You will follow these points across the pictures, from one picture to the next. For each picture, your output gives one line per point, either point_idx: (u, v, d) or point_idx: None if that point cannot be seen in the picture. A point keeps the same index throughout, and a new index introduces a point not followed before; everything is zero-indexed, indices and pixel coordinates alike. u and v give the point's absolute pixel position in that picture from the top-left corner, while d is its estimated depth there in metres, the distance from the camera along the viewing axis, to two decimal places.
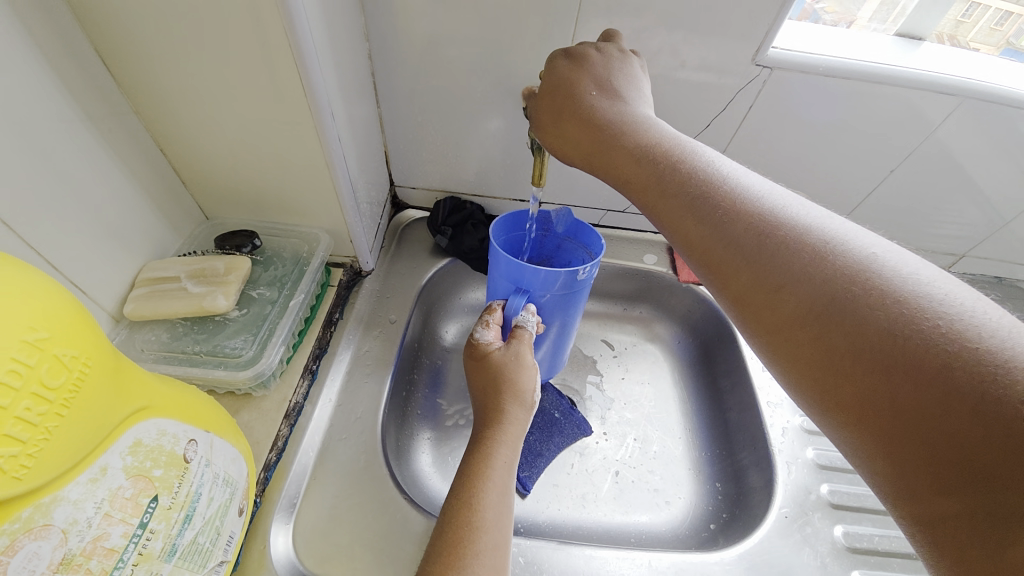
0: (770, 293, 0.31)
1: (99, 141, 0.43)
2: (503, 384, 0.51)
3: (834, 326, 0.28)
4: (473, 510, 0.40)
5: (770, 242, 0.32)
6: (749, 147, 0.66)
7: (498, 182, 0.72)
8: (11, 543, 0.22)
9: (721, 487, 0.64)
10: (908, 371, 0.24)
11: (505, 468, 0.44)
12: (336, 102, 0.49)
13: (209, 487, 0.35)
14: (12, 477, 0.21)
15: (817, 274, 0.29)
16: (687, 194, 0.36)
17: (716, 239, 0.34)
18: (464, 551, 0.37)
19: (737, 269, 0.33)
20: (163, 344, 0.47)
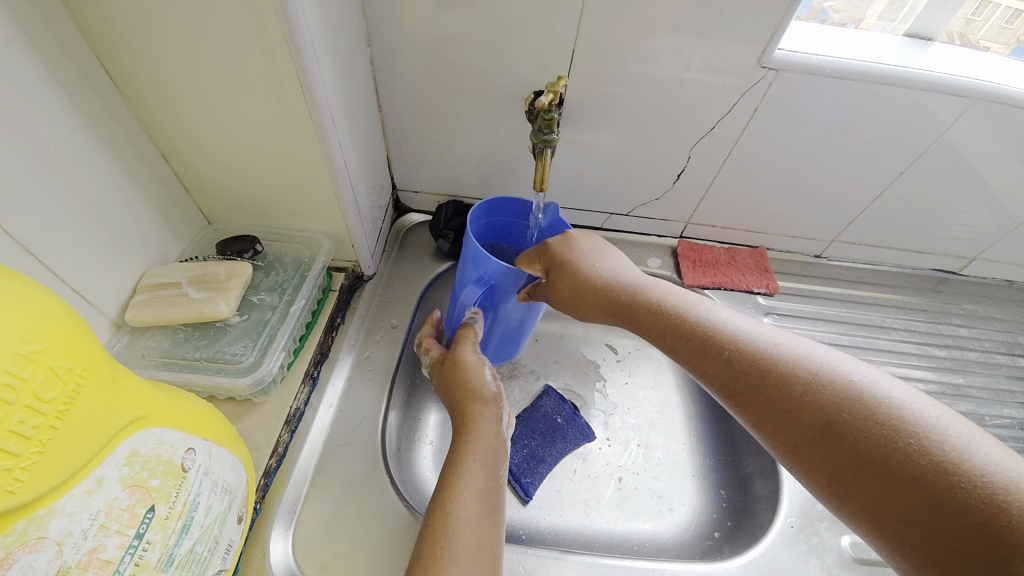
0: (752, 392, 0.39)
1: (101, 148, 0.44)
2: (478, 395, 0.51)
3: (814, 427, 0.35)
4: (447, 511, 0.41)
5: (771, 368, 0.39)
6: (755, 150, 0.65)
7: (501, 184, 0.72)
8: (6, 556, 0.22)
9: (726, 494, 0.63)
10: (862, 449, 0.33)
11: (478, 466, 0.44)
12: (337, 107, 0.49)
13: (208, 495, 0.35)
14: (6, 490, 0.21)
15: (815, 399, 0.36)
16: (696, 328, 0.44)
17: (708, 353, 0.43)
18: (442, 550, 0.38)
19: (752, 394, 0.39)
20: (164, 351, 0.47)
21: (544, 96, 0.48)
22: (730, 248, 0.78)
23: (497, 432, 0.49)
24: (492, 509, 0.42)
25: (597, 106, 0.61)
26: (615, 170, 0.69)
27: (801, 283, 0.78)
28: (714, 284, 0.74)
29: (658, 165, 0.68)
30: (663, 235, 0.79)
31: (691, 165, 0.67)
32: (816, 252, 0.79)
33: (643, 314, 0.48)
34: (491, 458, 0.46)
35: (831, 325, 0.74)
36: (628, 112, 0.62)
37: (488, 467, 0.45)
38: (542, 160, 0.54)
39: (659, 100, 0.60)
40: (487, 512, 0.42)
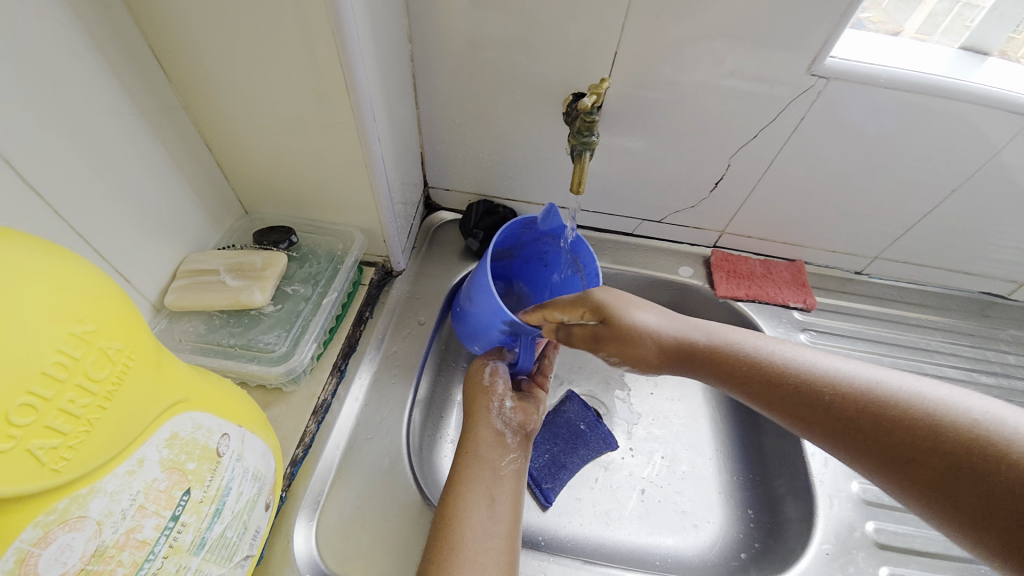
0: (819, 414, 0.40)
1: (150, 135, 0.45)
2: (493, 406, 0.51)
3: (945, 473, 0.34)
4: (450, 506, 0.43)
5: (878, 414, 0.38)
6: (796, 161, 0.63)
7: (533, 186, 0.71)
8: (46, 534, 0.22)
9: (753, 514, 0.61)
10: (938, 456, 0.34)
11: (478, 463, 0.47)
12: (378, 103, 0.49)
13: (240, 482, 0.35)
14: (51, 467, 0.22)
15: (936, 443, 0.34)
16: (788, 380, 0.43)
17: (767, 380, 0.44)
18: (445, 542, 0.41)
19: (868, 446, 0.38)
20: (200, 336, 0.48)
21: (586, 99, 0.47)
22: (765, 260, 0.75)
23: (501, 429, 0.50)
24: (492, 504, 0.44)
25: (636, 110, 0.60)
26: (651, 176, 0.68)
27: (839, 299, 0.75)
28: (748, 296, 0.72)
29: (695, 172, 0.66)
30: (696, 244, 0.77)
31: (729, 173, 0.66)
32: (857, 268, 0.76)
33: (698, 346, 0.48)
34: (493, 457, 0.47)
35: (870, 346, 0.71)
36: (667, 117, 0.60)
37: (488, 464, 0.47)
38: (580, 163, 0.53)
39: (700, 105, 0.59)
40: (488, 507, 0.44)
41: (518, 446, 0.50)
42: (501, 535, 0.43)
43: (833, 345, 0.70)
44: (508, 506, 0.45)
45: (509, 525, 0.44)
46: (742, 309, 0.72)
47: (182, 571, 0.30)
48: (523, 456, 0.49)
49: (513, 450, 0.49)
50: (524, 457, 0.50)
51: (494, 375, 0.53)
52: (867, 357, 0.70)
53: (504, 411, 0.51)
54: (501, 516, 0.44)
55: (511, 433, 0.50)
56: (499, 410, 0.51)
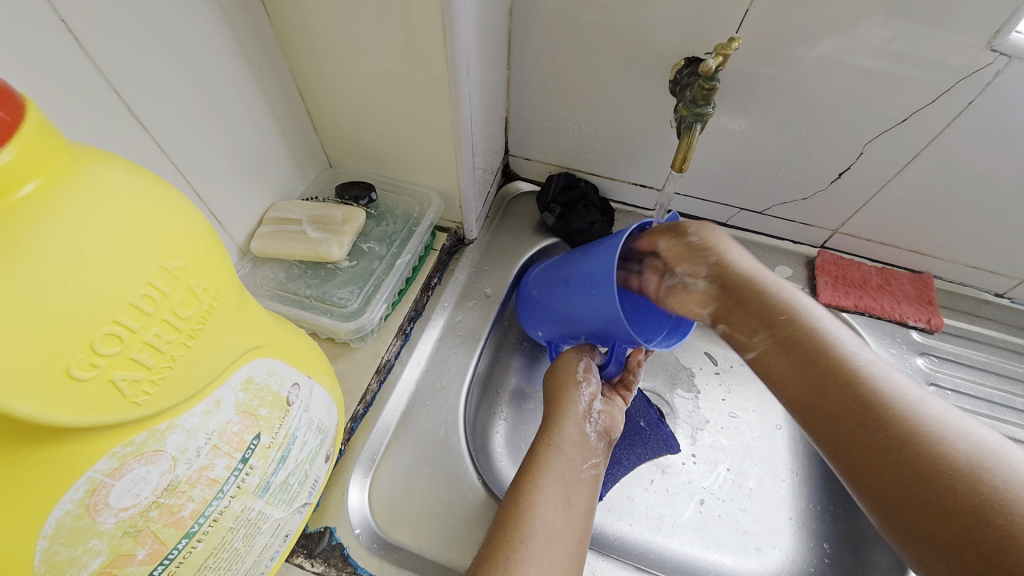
0: (834, 415, 0.38)
1: (248, 80, 0.45)
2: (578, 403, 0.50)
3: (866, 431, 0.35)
4: (521, 496, 0.42)
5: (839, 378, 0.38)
6: (950, 157, 0.52)
7: (621, 161, 0.66)
8: (122, 465, 0.23)
9: (831, 551, 0.55)
10: (924, 481, 0.32)
11: (560, 460, 0.45)
12: (473, 58, 0.46)
13: (305, 432, 0.35)
14: (132, 401, 0.22)
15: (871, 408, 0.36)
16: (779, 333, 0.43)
17: (816, 373, 0.40)
18: (513, 534, 0.39)
19: (818, 397, 0.39)
20: (279, 283, 0.49)
21: (710, 60, 0.41)
22: (883, 268, 0.65)
23: (585, 432, 0.48)
24: (568, 505, 0.42)
25: (755, 83, 0.52)
26: (760, 160, 0.59)
27: (971, 324, 0.64)
28: (856, 308, 0.63)
29: (816, 159, 0.57)
30: (799, 242, 0.68)
31: (859, 164, 0.56)
32: (1000, 291, 0.64)
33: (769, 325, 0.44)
34: (576, 457, 0.45)
35: (1003, 383, 0.60)
36: (793, 93, 0.52)
37: (570, 463, 0.45)
38: (687, 137, 0.48)
39: (838, 80, 0.49)
40: (564, 508, 0.42)
41: (601, 452, 0.48)
42: (573, 541, 0.40)
43: (955, 376, 0.60)
44: (583, 510, 0.43)
45: (581, 530, 0.42)
46: (847, 321, 0.63)
47: (246, 511, 0.31)
48: (603, 464, 0.48)
49: (596, 454, 0.48)
50: (604, 464, 0.48)
51: (589, 372, 0.52)
52: (999, 396, 0.60)
53: (591, 413, 0.50)
54: (576, 521, 0.42)
55: (597, 436, 0.49)
56: (586, 411, 0.49)
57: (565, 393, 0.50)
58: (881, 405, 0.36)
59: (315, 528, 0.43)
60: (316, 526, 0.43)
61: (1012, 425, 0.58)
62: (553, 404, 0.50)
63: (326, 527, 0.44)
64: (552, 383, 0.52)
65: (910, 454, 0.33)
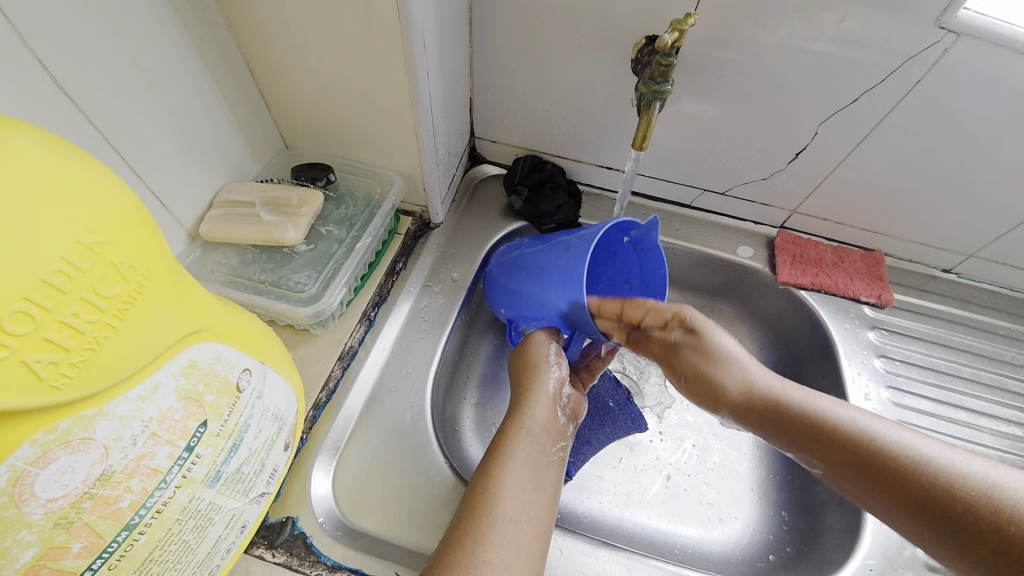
0: (823, 449, 0.44)
1: (192, 55, 0.42)
2: (546, 387, 0.49)
3: (854, 473, 0.42)
4: (491, 480, 0.41)
5: (807, 428, 0.45)
6: (898, 138, 0.54)
7: (587, 143, 0.65)
8: (46, 454, 0.21)
9: (787, 517, 0.57)
10: (891, 492, 0.40)
11: (530, 442, 0.45)
12: (432, 33, 0.44)
13: (259, 420, 0.34)
14: (51, 385, 0.20)
15: (844, 443, 0.42)
16: (742, 399, 0.48)
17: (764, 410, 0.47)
18: (481, 518, 0.39)
19: (834, 459, 0.43)
20: (232, 269, 0.47)
21: (666, 35, 0.41)
22: (838, 247, 0.68)
23: (554, 415, 0.48)
24: (537, 488, 0.42)
25: (715, 65, 0.53)
26: (722, 142, 0.60)
27: (919, 299, 0.67)
28: (813, 286, 0.65)
29: (775, 141, 0.58)
30: (760, 222, 0.69)
31: (815, 145, 0.57)
32: (946, 266, 0.67)
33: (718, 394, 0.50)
34: (545, 441, 0.46)
35: (948, 353, 0.64)
36: (752, 75, 0.52)
37: (540, 447, 0.45)
38: (648, 115, 0.48)
39: (794, 62, 0.50)
40: (533, 491, 0.42)
41: (568, 435, 0.49)
42: (541, 530, 0.40)
43: (905, 348, 0.63)
44: (551, 491, 0.43)
45: (548, 513, 0.42)
46: (805, 299, 0.65)
47: (194, 501, 0.30)
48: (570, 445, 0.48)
49: (563, 436, 0.48)
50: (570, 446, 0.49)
51: (559, 359, 0.51)
52: (944, 365, 0.63)
53: (560, 396, 0.50)
54: (544, 500, 0.42)
55: (565, 419, 0.50)
56: (556, 395, 0.50)
57: (535, 373, 0.50)
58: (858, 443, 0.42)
59: (276, 518, 0.42)
60: (278, 516, 0.42)
61: (955, 392, 0.62)
62: (521, 386, 0.50)
63: (287, 518, 0.43)
64: (521, 364, 0.52)
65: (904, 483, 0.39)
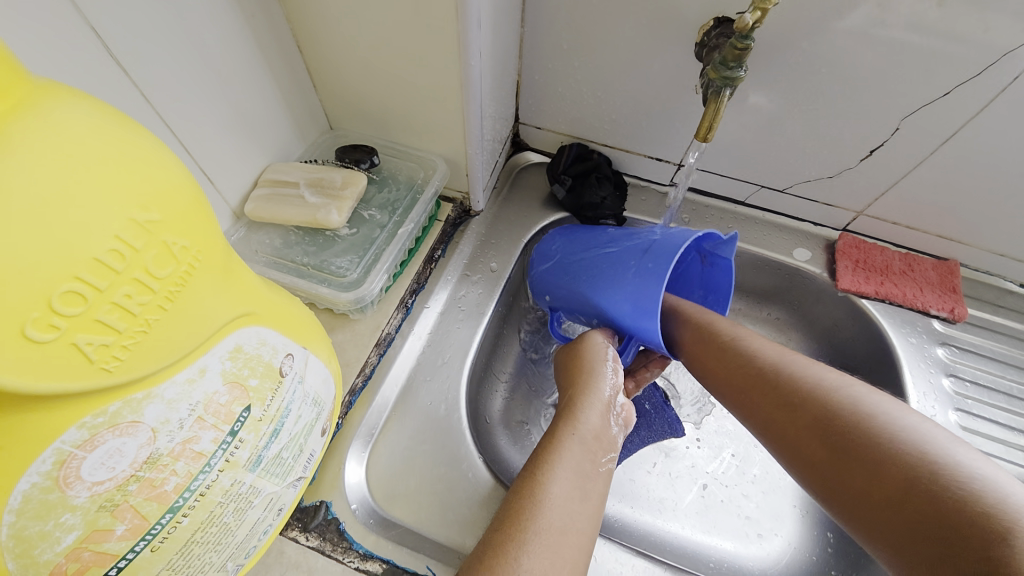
0: (817, 440, 0.38)
1: (242, 29, 0.42)
2: (601, 396, 0.47)
3: (835, 459, 0.37)
4: (534, 485, 0.40)
5: (806, 408, 0.40)
6: (992, 136, 0.49)
7: (637, 132, 0.62)
8: (95, 435, 0.21)
9: (833, 538, 0.53)
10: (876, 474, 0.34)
11: (580, 450, 0.43)
12: (486, 9, 0.42)
13: (300, 406, 0.33)
14: (102, 366, 0.20)
15: (825, 422, 0.38)
16: (750, 373, 0.44)
17: (772, 395, 0.42)
18: (524, 523, 0.37)
19: (819, 447, 0.38)
20: (275, 250, 0.46)
21: (748, 15, 0.37)
22: (906, 254, 0.62)
23: (606, 423, 0.46)
24: (584, 498, 0.40)
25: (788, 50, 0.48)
26: (786, 136, 0.56)
27: (994, 315, 0.61)
28: (877, 294, 0.60)
29: (846, 135, 0.53)
30: (819, 223, 0.65)
31: (893, 141, 0.52)
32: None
33: (726, 370, 0.46)
34: (597, 451, 0.44)
35: None
36: (829, 62, 0.48)
37: (590, 456, 0.43)
38: (714, 104, 0.44)
39: (879, 49, 0.45)
40: (580, 501, 0.40)
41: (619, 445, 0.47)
42: (585, 543, 0.39)
43: (976, 368, 0.58)
44: (598, 504, 0.41)
45: (594, 525, 0.40)
46: (866, 307, 0.61)
47: (235, 485, 0.30)
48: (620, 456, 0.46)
49: (614, 447, 0.46)
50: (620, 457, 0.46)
51: (615, 367, 0.49)
52: (1019, 388, 0.58)
53: (614, 405, 0.48)
54: (588, 511, 0.40)
55: (618, 429, 0.47)
56: (610, 403, 0.47)
57: (591, 377, 0.48)
58: (854, 433, 0.37)
59: (311, 502, 0.42)
60: (312, 500, 0.42)
61: None
62: (573, 389, 0.48)
63: (321, 501, 0.42)
64: (575, 368, 0.50)
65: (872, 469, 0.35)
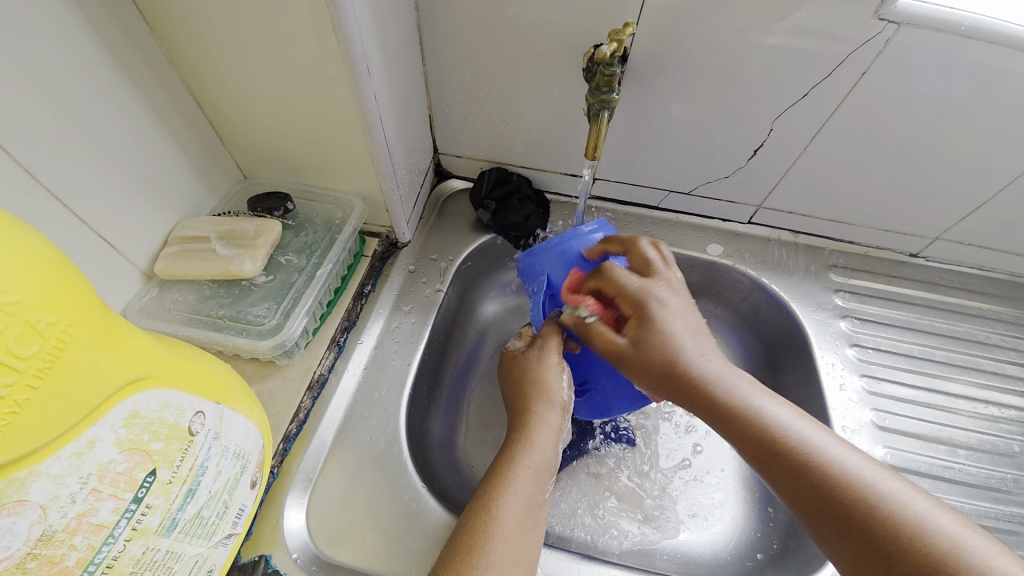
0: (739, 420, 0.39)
1: (134, 94, 0.42)
2: (549, 423, 0.47)
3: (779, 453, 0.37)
4: (485, 516, 0.41)
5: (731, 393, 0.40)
6: (849, 129, 0.55)
7: (549, 152, 0.65)
8: None
9: (774, 513, 0.57)
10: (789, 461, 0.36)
11: (533, 480, 0.44)
12: (376, 56, 0.44)
13: (218, 461, 0.33)
14: None
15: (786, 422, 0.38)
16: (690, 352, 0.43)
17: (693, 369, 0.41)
18: (475, 560, 0.38)
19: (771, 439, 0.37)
20: (190, 306, 0.46)
21: (605, 46, 0.42)
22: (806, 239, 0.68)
23: (556, 449, 0.48)
24: (532, 527, 0.42)
25: (665, 66, 0.53)
26: (680, 144, 0.61)
27: (888, 285, 0.68)
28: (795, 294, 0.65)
29: (731, 138, 0.59)
30: (727, 219, 0.70)
31: (771, 140, 0.58)
32: (912, 250, 0.68)
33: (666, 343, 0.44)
34: (545, 480, 0.45)
35: (921, 338, 0.64)
36: (701, 77, 0.53)
37: (540, 484, 0.44)
38: (598, 124, 0.48)
39: (740, 61, 0.51)
40: (528, 531, 0.42)
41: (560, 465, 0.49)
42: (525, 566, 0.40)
43: (877, 335, 0.64)
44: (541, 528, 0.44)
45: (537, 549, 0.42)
46: (776, 292, 0.66)
47: (149, 552, 0.29)
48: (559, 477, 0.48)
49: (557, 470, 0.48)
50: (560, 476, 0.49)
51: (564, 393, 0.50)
52: (917, 349, 0.64)
53: (563, 429, 0.49)
54: (534, 537, 0.42)
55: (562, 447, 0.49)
56: (561, 429, 0.49)
57: (542, 395, 0.48)
58: (927, 536, 0.31)
59: (249, 557, 0.42)
60: (250, 556, 0.42)
61: (931, 375, 0.62)
62: (522, 408, 0.48)
63: (260, 556, 0.42)
64: (530, 392, 0.49)
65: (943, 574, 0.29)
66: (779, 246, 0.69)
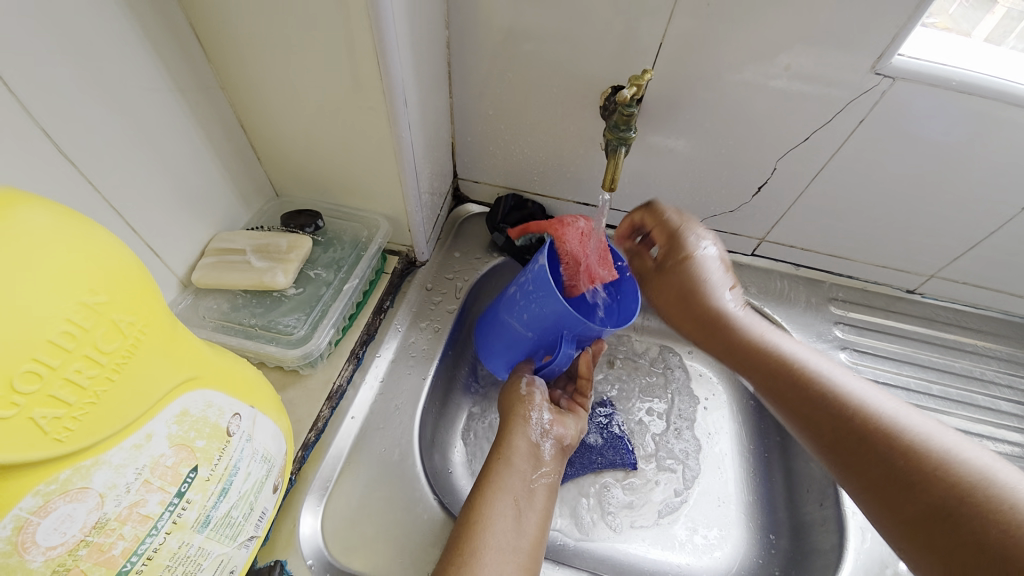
0: (831, 424, 0.38)
1: (187, 115, 0.46)
2: (520, 424, 0.50)
3: (863, 458, 0.36)
4: (475, 509, 0.43)
5: (813, 396, 0.40)
6: (848, 170, 0.59)
7: (563, 182, 0.69)
8: (46, 504, 0.23)
9: (776, 540, 0.58)
10: (877, 459, 0.35)
11: (511, 473, 0.46)
12: (411, 90, 0.48)
13: (249, 463, 0.35)
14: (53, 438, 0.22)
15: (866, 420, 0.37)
16: (769, 354, 0.43)
17: (788, 378, 0.41)
18: (463, 548, 0.41)
19: (848, 445, 0.37)
20: (223, 314, 0.49)
21: (625, 90, 0.45)
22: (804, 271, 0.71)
23: (536, 444, 0.49)
24: (517, 518, 0.44)
25: (678, 106, 0.57)
26: (688, 179, 0.64)
27: (887, 319, 0.70)
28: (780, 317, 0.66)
29: (738, 175, 0.62)
30: (731, 250, 0.73)
31: (776, 177, 0.61)
32: (909, 287, 0.71)
33: (749, 351, 0.44)
34: (526, 469, 0.47)
35: (918, 371, 0.66)
36: (710, 117, 0.57)
37: (521, 476, 0.46)
38: (614, 159, 0.51)
39: (747, 105, 0.55)
40: (512, 520, 0.43)
41: (552, 459, 0.50)
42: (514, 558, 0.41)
43: (876, 368, 0.66)
44: (533, 521, 0.44)
45: (533, 540, 0.43)
46: (777, 321, 0.69)
47: (184, 547, 0.30)
48: (555, 471, 0.49)
49: (545, 463, 0.49)
50: (557, 473, 0.49)
51: (532, 387, 0.53)
52: (915, 382, 0.66)
53: (543, 424, 0.51)
54: (522, 530, 0.43)
55: (549, 445, 0.50)
56: (538, 424, 0.50)
57: (527, 403, 0.51)
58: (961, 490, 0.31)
59: (265, 562, 0.43)
60: (266, 561, 0.43)
61: (930, 409, 0.64)
62: (507, 419, 0.51)
63: (276, 561, 0.43)
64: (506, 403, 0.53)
65: (971, 534, 0.30)
66: (782, 279, 0.72)
